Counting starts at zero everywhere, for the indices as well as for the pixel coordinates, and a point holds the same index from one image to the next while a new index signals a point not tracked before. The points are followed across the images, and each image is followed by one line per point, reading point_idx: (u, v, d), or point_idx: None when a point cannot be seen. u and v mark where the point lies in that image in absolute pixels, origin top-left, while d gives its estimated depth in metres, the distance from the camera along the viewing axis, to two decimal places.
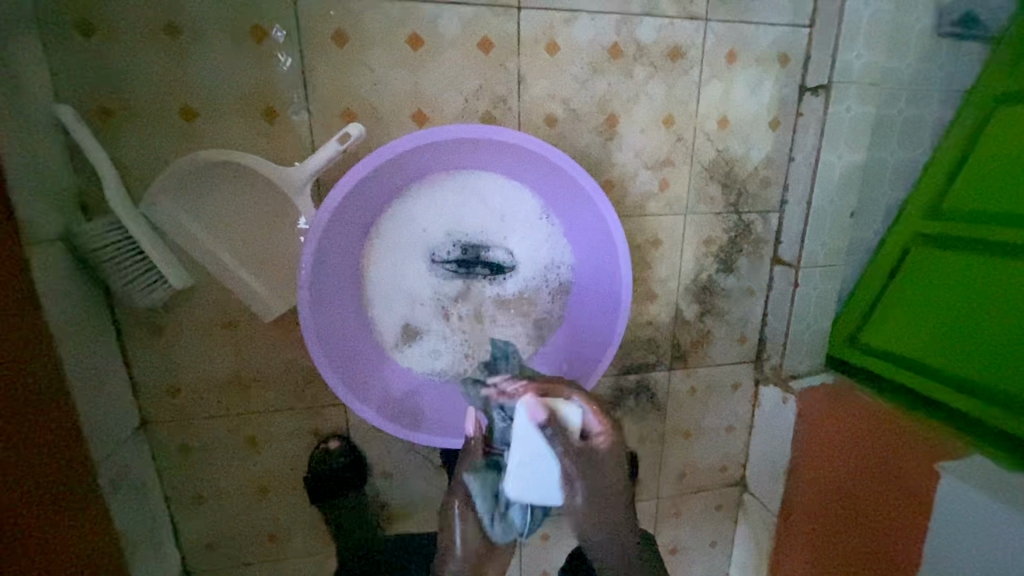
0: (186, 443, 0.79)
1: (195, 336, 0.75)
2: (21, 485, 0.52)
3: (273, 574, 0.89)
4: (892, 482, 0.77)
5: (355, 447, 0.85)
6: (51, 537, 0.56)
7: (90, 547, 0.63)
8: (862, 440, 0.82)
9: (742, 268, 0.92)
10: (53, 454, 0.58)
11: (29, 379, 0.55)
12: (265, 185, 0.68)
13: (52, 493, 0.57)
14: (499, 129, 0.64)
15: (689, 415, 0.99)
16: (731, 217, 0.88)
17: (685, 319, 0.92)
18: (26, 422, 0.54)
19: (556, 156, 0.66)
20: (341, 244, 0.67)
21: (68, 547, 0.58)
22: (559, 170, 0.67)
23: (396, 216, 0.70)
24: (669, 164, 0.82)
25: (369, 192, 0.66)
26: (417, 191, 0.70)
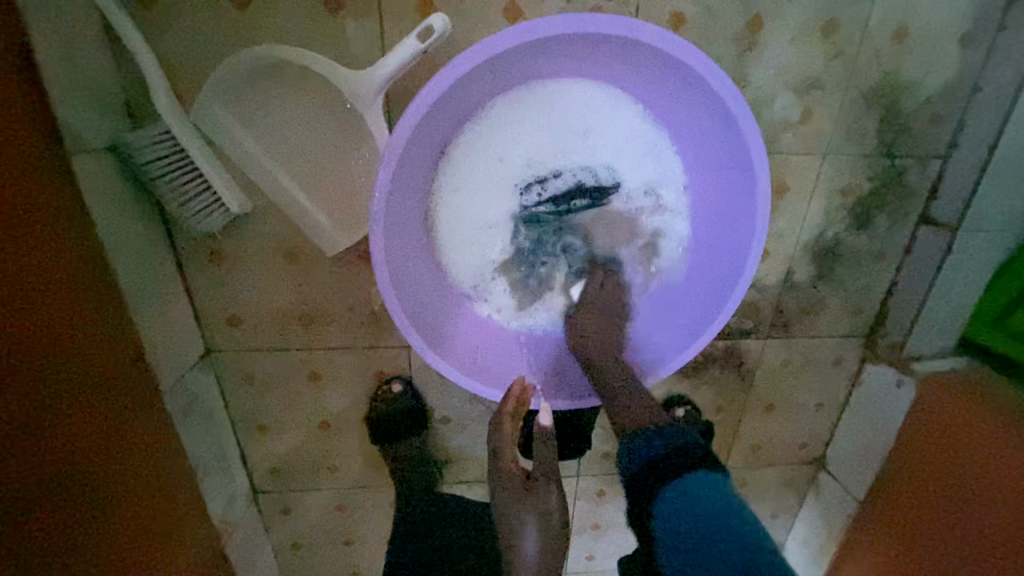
0: (248, 373, 0.77)
1: (255, 266, 0.69)
2: (80, 418, 0.49)
3: (333, 501, 0.90)
4: (1013, 485, 0.67)
5: (417, 391, 0.81)
6: (115, 465, 0.54)
7: (158, 472, 0.62)
8: (985, 435, 0.71)
9: (879, 226, 0.75)
10: (109, 382, 0.54)
11: (74, 302, 0.50)
12: (332, 95, 0.58)
13: (111, 421, 0.54)
14: (629, 22, 0.48)
15: (778, 388, 0.88)
16: (880, 163, 0.71)
17: (795, 283, 0.78)
18: (76, 350, 0.49)
19: (704, 63, 0.50)
20: (415, 171, 0.56)
21: (135, 472, 0.57)
22: (697, 82, 0.52)
23: (475, 141, 0.59)
24: (818, 89, 0.65)
25: (452, 105, 0.53)
26: (502, 111, 0.58)
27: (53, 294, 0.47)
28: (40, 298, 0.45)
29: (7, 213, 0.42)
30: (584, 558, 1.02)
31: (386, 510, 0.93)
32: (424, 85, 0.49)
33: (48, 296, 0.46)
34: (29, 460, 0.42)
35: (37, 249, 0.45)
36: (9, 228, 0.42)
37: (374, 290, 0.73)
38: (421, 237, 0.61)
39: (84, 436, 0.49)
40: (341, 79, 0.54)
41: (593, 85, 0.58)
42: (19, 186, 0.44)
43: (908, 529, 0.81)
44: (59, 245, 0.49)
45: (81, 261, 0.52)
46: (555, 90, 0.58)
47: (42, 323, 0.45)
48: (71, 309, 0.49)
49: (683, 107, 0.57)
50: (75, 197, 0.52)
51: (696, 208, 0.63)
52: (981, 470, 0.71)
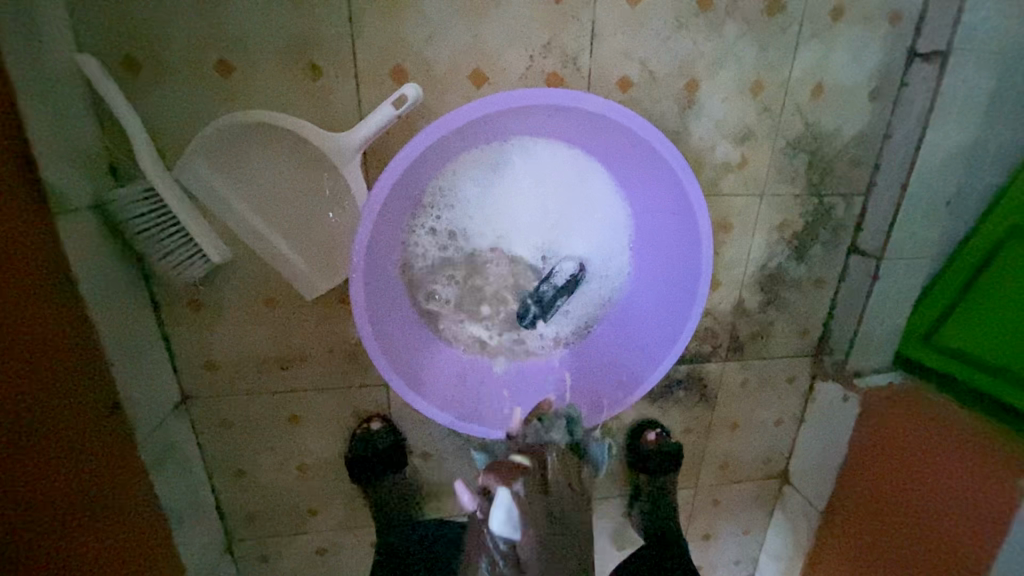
0: (226, 419, 0.77)
1: (235, 312, 0.71)
2: (64, 472, 0.50)
3: (313, 544, 0.89)
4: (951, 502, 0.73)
5: (396, 428, 0.82)
6: (90, 528, 0.53)
7: (135, 528, 0.62)
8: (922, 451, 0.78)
9: (816, 256, 0.84)
10: (87, 445, 0.54)
11: (53, 367, 0.50)
12: (312, 151, 0.62)
13: (90, 485, 0.54)
14: (577, 95, 0.55)
15: (740, 407, 0.94)
16: (811, 201, 0.79)
17: (746, 310, 0.85)
18: (52, 416, 0.49)
19: (646, 129, 0.57)
20: (387, 229, 0.60)
21: (109, 534, 0.56)
22: (641, 142, 0.59)
23: (443, 199, 0.64)
24: (752, 138, 0.73)
25: (424, 165, 0.58)
26: (471, 173, 0.63)
27: (31, 363, 0.47)
28: (17, 369, 0.45)
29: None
30: None
31: (367, 550, 0.92)
32: (400, 149, 0.54)
33: (25, 365, 0.46)
34: (4, 539, 0.42)
35: (17, 319, 0.46)
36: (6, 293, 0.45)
37: (352, 331, 0.75)
38: (395, 288, 0.64)
39: (60, 504, 0.49)
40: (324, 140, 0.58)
41: (552, 146, 0.64)
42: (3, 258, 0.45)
43: (861, 540, 0.88)
44: (38, 311, 0.49)
45: (61, 326, 0.52)
46: (519, 154, 0.64)
47: (18, 394, 0.45)
48: (49, 375, 0.49)
49: (630, 161, 0.63)
50: (56, 257, 0.53)
51: (651, 251, 0.68)
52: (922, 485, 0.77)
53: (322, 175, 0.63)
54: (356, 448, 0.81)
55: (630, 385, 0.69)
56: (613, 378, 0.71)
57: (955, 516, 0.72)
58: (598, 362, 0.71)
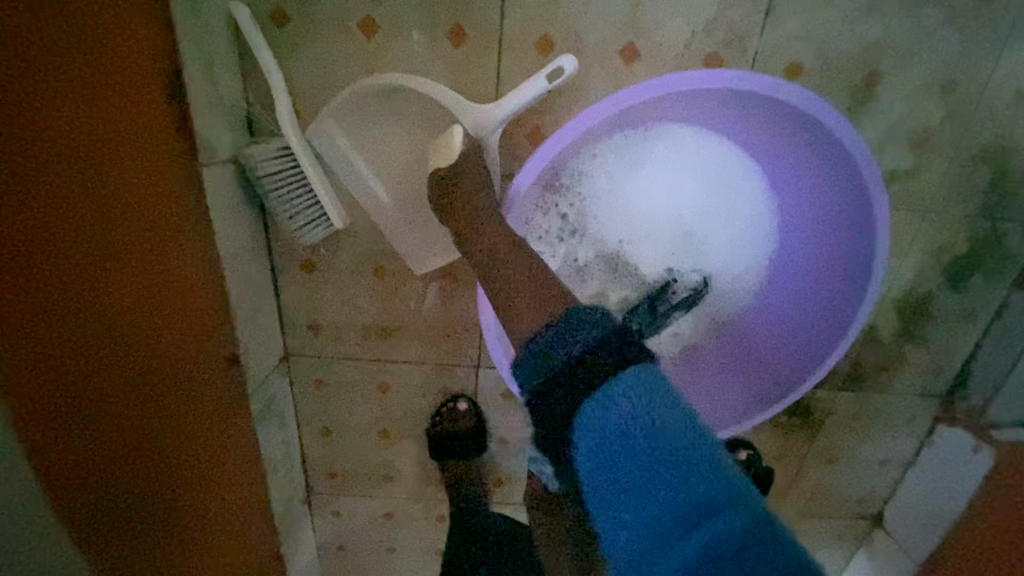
0: (320, 379, 0.79)
1: (343, 278, 0.71)
2: (171, 427, 0.51)
3: (382, 508, 0.91)
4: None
5: (481, 412, 0.81)
6: (193, 478, 0.55)
7: (233, 476, 0.64)
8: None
9: (972, 287, 0.73)
10: (179, 429, 0.52)
11: (140, 351, 0.47)
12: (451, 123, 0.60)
13: (182, 466, 0.53)
14: (776, 83, 0.51)
15: (845, 441, 0.85)
16: (982, 224, 0.69)
17: (876, 338, 0.76)
18: (154, 385, 0.48)
19: (846, 130, 0.51)
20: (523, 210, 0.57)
21: (203, 503, 0.57)
22: (831, 145, 0.53)
23: (574, 187, 0.61)
24: (927, 146, 0.63)
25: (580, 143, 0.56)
26: (610, 161, 0.60)
27: (104, 353, 0.43)
28: (80, 365, 0.41)
29: (67, 270, 0.39)
30: None
31: (431, 521, 0.93)
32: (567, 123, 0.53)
33: (92, 355, 0.42)
34: (96, 503, 0.42)
35: (87, 301, 0.41)
36: (133, 245, 0.45)
37: (452, 310, 0.74)
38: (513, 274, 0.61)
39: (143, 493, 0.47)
40: (467, 116, 0.57)
41: (703, 141, 0.60)
42: (80, 238, 0.40)
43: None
44: (139, 292, 0.46)
45: (161, 306, 0.49)
46: (664, 146, 0.60)
47: (115, 366, 0.44)
48: (157, 342, 0.49)
49: (798, 166, 0.59)
50: (189, 214, 0.53)
51: (794, 267, 0.64)
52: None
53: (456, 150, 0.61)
54: (439, 425, 0.81)
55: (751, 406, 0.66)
56: (725, 400, 0.67)
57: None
58: (716, 378, 0.68)
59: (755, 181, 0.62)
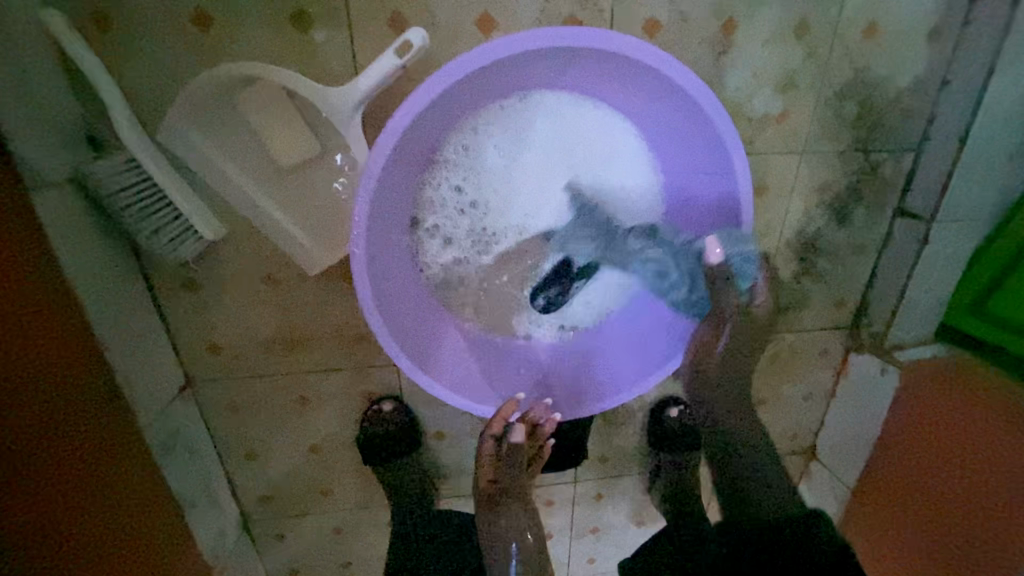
0: (233, 401, 0.75)
1: (233, 293, 0.67)
2: (59, 461, 0.48)
3: (327, 522, 0.89)
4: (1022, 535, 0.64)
5: (410, 409, 0.80)
6: (93, 514, 0.52)
7: (141, 511, 0.60)
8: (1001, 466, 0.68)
9: (858, 220, 0.77)
10: (50, 471, 0.46)
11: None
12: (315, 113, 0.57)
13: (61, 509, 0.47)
14: (611, 36, 0.48)
15: (768, 383, 0.89)
16: (856, 159, 0.72)
17: (779, 281, 0.79)
18: (34, 419, 0.45)
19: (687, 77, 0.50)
20: (393, 190, 0.55)
21: (90, 552, 0.51)
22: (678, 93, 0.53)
23: (457, 162, 0.60)
24: (793, 88, 0.66)
25: (431, 122, 0.53)
26: (489, 134, 0.60)
27: None
28: None
29: None
30: (584, 558, 1.02)
31: (382, 528, 0.91)
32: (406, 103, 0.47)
33: None
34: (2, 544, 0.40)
35: None
36: None
37: (359, 310, 0.71)
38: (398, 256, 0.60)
39: (10, 532, 0.41)
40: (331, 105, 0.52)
41: (576, 107, 0.61)
42: None
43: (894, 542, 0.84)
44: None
45: (13, 333, 0.44)
46: (540, 114, 0.60)
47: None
48: (28, 373, 0.45)
49: (655, 117, 0.58)
50: (28, 239, 0.48)
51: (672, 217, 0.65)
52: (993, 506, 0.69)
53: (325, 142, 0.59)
54: (367, 431, 0.78)
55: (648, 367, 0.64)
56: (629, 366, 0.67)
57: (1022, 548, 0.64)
58: (625, 343, 0.67)
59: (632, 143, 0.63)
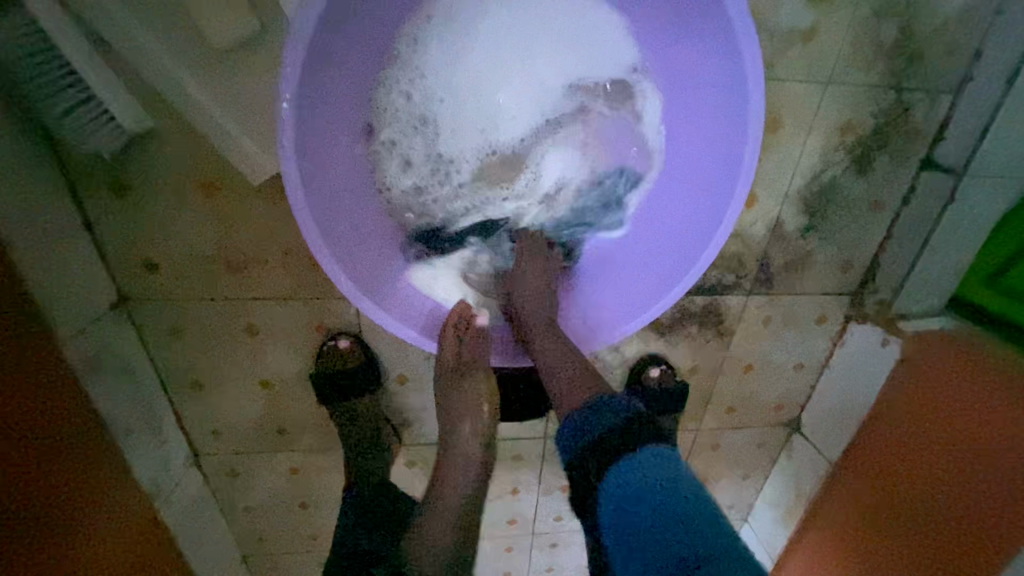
0: (174, 324, 0.68)
1: (169, 199, 0.60)
2: None
3: (278, 464, 0.83)
4: (999, 503, 0.63)
5: (368, 349, 0.73)
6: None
7: (55, 427, 0.54)
8: (975, 435, 0.67)
9: (879, 170, 0.68)
10: None
11: None
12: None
13: None
14: None
15: (759, 348, 0.82)
16: (887, 96, 0.63)
17: (783, 234, 0.72)
18: None
19: None
20: (336, 79, 0.50)
21: None
22: None
23: (412, 64, 0.56)
24: (824, 2, 0.56)
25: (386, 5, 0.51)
26: (447, 36, 0.56)
27: None
28: None
29: None
30: (552, 517, 0.99)
31: (337, 474, 0.86)
32: None
33: None
34: None
35: None
36: None
37: None
38: (343, 166, 0.54)
39: None
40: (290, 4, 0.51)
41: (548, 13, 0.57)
42: None
43: (869, 522, 0.82)
44: None
45: None
46: (507, 18, 0.56)
47: None
48: None
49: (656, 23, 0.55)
50: None
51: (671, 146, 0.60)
52: (964, 475, 0.68)
53: (270, 27, 0.51)
54: (320, 367, 0.72)
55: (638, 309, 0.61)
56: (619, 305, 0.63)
57: (999, 517, 0.63)
58: (621, 287, 0.64)
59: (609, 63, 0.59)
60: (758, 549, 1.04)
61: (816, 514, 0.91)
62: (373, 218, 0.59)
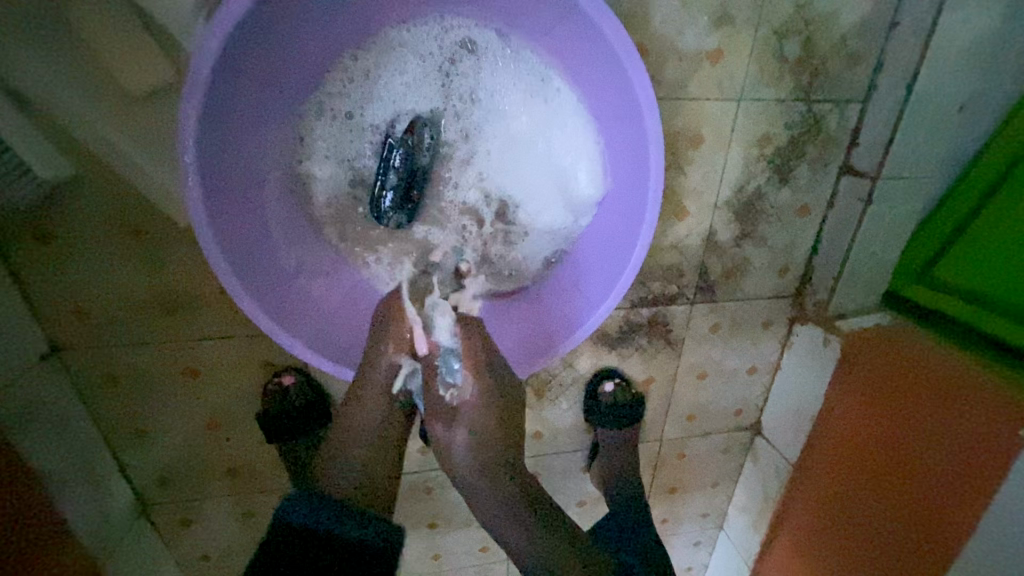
0: (112, 371, 0.67)
1: (98, 245, 0.59)
2: None
3: (234, 507, 0.81)
4: (940, 500, 0.65)
5: (316, 381, 0.73)
6: None
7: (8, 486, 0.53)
8: (909, 435, 0.69)
9: (801, 178, 0.71)
10: None
11: None
12: (180, 32, 0.50)
13: None
14: None
15: (710, 355, 0.84)
16: (798, 108, 0.67)
17: (718, 243, 0.74)
18: None
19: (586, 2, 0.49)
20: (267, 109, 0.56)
21: None
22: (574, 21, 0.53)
23: (359, 97, 0.61)
24: (726, 25, 0.60)
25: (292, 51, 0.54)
26: (416, 70, 0.61)
27: None
28: None
29: None
30: None
31: None
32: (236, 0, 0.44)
33: None
34: None
35: None
36: None
37: None
38: (282, 187, 0.60)
39: None
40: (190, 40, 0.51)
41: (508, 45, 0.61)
42: None
43: (841, 542, 0.80)
44: None
45: None
46: (474, 56, 0.61)
47: None
48: None
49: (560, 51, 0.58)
50: None
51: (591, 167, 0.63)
52: (906, 477, 0.70)
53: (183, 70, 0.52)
54: (267, 404, 0.71)
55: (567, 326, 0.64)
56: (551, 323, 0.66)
57: (944, 513, 0.64)
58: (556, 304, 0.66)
59: (562, 89, 0.62)
60: (735, 556, 1.04)
61: (792, 540, 0.90)
62: (297, 255, 0.61)
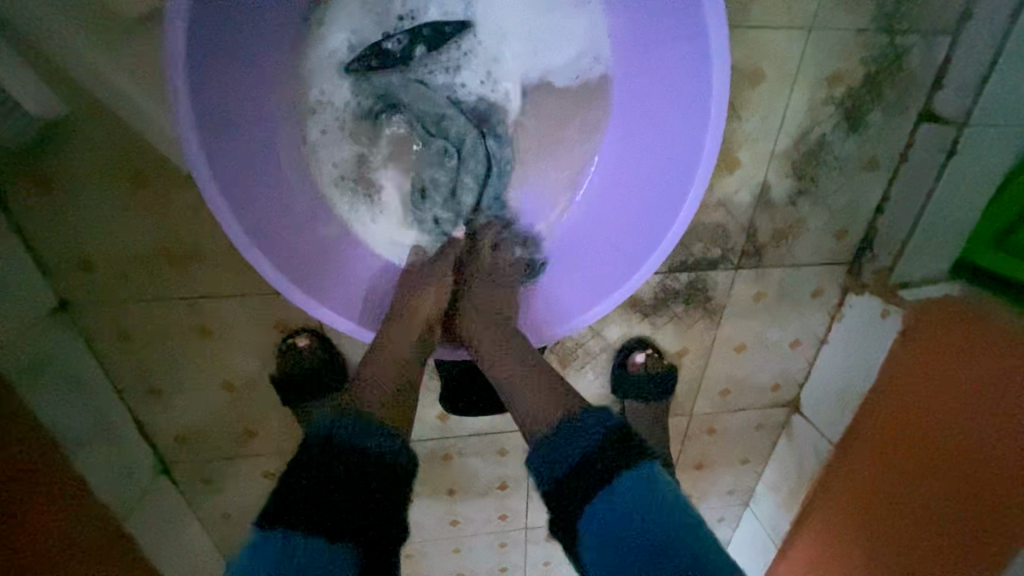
0: (122, 328, 0.64)
1: (99, 194, 0.56)
2: None
3: (251, 469, 0.80)
4: (1004, 497, 0.59)
5: (330, 344, 0.70)
6: None
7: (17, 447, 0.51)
8: (976, 405, 0.63)
9: (872, 125, 0.62)
10: None
11: None
12: None
13: None
14: None
15: (751, 326, 0.77)
16: (878, 41, 0.57)
17: (771, 201, 0.66)
18: None
19: None
20: (273, 14, 0.50)
21: None
22: None
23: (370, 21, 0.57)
24: None
25: None
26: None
27: None
28: None
29: None
30: (545, 510, 0.95)
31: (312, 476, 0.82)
32: None
33: None
34: None
35: None
36: None
37: None
38: (287, 107, 0.56)
39: None
40: None
41: None
42: None
43: (894, 526, 0.74)
44: None
45: None
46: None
47: None
48: None
49: None
50: None
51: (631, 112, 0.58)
52: (973, 451, 0.63)
53: None
54: (281, 368, 0.69)
55: (589, 290, 0.60)
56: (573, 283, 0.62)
57: (1007, 510, 0.58)
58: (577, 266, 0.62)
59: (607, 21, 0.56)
60: (763, 536, 0.99)
61: (836, 526, 0.84)
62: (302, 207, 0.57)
